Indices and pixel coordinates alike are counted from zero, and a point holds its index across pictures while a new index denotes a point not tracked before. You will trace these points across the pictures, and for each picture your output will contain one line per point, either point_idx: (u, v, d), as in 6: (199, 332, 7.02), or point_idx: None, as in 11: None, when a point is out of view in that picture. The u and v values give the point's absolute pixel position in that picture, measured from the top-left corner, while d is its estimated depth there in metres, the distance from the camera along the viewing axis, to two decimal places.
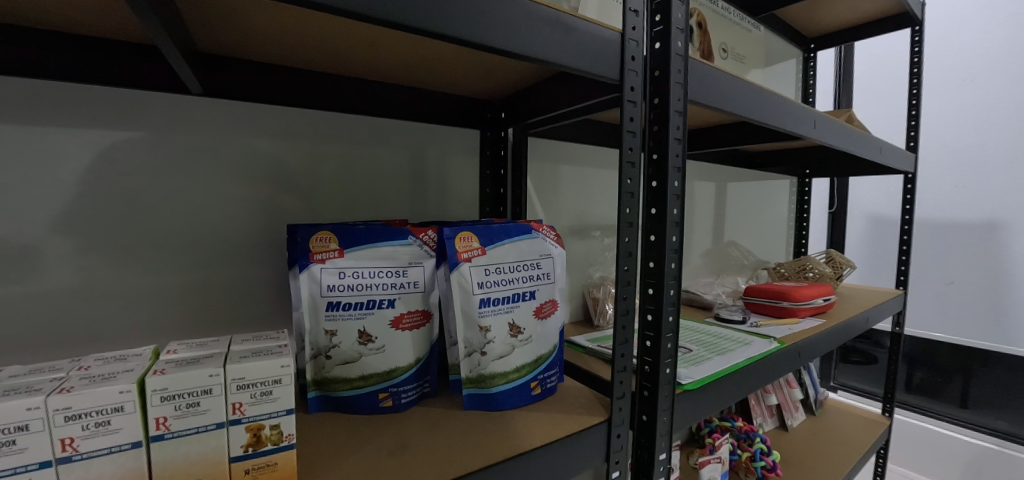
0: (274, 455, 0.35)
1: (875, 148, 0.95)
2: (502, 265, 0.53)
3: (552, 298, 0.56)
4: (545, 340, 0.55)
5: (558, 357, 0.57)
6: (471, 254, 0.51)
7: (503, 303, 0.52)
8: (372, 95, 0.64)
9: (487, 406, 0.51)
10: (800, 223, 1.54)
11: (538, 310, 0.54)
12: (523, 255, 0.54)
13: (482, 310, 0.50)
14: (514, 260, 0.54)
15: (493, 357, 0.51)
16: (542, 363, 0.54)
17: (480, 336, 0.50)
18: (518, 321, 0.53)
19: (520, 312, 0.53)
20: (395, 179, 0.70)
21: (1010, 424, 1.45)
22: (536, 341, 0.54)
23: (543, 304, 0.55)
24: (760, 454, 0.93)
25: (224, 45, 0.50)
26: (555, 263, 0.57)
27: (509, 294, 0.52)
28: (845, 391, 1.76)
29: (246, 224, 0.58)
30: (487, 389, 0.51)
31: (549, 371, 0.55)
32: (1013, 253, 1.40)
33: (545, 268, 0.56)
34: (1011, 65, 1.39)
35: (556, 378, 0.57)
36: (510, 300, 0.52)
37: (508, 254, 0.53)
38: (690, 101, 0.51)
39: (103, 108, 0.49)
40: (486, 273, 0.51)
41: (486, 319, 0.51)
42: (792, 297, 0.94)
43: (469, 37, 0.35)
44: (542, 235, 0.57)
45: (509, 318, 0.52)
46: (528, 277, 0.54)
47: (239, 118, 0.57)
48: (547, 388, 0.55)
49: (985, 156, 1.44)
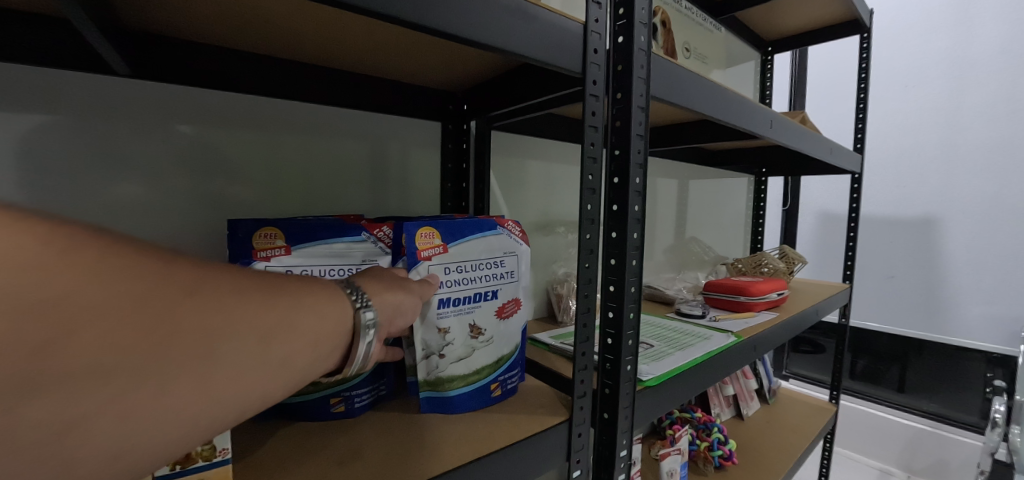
0: (207, 471, 0.34)
1: (827, 149, 0.99)
2: (464, 264, 0.51)
3: (515, 297, 0.55)
4: (507, 341, 0.53)
5: (520, 358, 0.56)
6: (432, 252, 0.48)
7: (463, 304, 0.50)
8: (325, 82, 0.60)
9: (443, 409, 0.49)
10: (756, 219, 1.59)
11: (501, 310, 0.53)
12: (488, 253, 0.53)
13: (442, 311, 0.48)
14: (477, 257, 0.52)
15: (452, 360, 0.49)
16: (503, 365, 0.53)
17: (439, 338, 0.48)
18: (479, 321, 0.51)
19: (481, 312, 0.51)
20: (351, 171, 0.67)
21: (942, 407, 1.57)
22: (497, 341, 0.52)
23: (506, 303, 0.54)
24: (718, 443, 0.97)
25: (156, 23, 0.45)
26: (519, 262, 0.56)
27: (470, 294, 0.51)
28: (795, 380, 1.86)
29: (186, 219, 0.54)
30: (443, 392, 0.49)
31: (511, 372, 0.54)
32: (945, 249, 1.51)
33: (508, 267, 0.55)
34: (947, 74, 1.48)
35: (517, 379, 0.56)
36: (471, 300, 0.51)
37: (471, 252, 0.51)
38: (653, 97, 0.51)
39: (10, 87, 0.44)
40: (447, 272, 0.49)
41: (446, 320, 0.48)
42: (747, 292, 0.97)
43: (417, 20, 0.33)
44: (507, 231, 0.55)
45: (469, 319, 0.50)
46: (491, 276, 0.53)
47: (176, 104, 0.52)
48: (507, 390, 0.54)
49: (923, 158, 1.54)
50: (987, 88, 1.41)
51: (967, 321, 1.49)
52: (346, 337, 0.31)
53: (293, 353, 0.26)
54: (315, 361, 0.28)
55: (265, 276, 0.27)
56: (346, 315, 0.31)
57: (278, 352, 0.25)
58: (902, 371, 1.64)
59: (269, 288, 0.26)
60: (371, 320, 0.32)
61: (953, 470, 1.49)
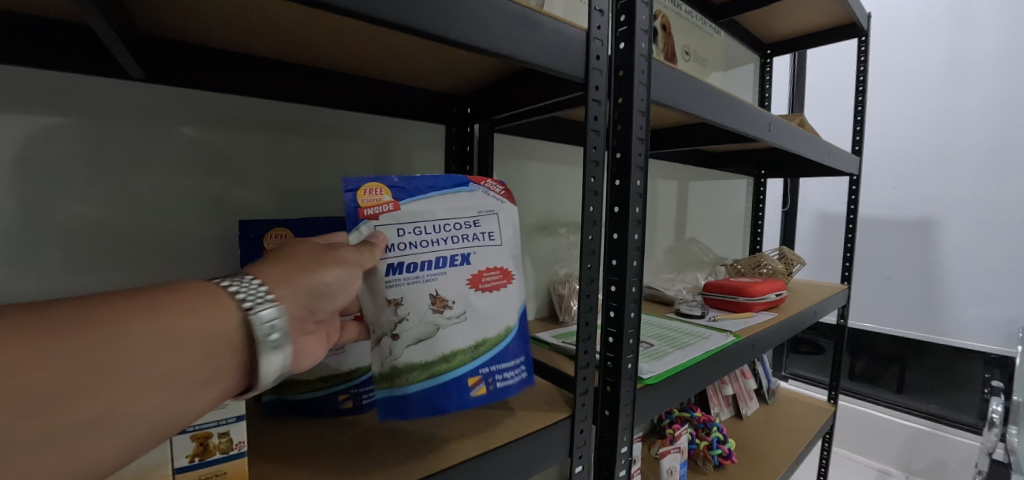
0: (224, 464, 0.35)
1: (825, 151, 1.00)
2: (421, 224, 0.46)
3: (497, 266, 0.49)
4: (488, 322, 0.47)
5: (511, 350, 0.48)
6: (378, 210, 0.45)
7: (421, 271, 0.45)
8: (330, 86, 0.62)
9: (399, 412, 0.42)
10: (756, 220, 1.61)
11: (475, 279, 0.47)
12: (450, 212, 0.48)
13: (392, 279, 0.43)
14: (441, 219, 0.47)
15: (406, 341, 0.43)
16: (485, 355, 0.46)
17: (390, 314, 0.43)
18: (443, 292, 0.45)
19: (445, 280, 0.45)
20: (356, 173, 0.68)
21: (941, 408, 1.59)
22: (473, 321, 0.46)
23: (483, 271, 0.48)
24: (717, 442, 0.99)
25: (167, 29, 0.47)
26: (500, 221, 0.51)
27: (430, 259, 0.45)
28: (795, 380, 1.88)
29: (194, 220, 0.55)
30: (399, 388, 0.42)
31: (498, 367, 0.47)
32: (943, 250, 1.52)
33: (485, 227, 0.50)
34: (946, 77, 1.49)
35: (511, 377, 0.47)
36: (432, 267, 0.45)
37: (432, 210, 0.47)
38: (653, 101, 0.52)
39: (26, 91, 0.45)
40: (399, 233, 0.45)
41: (396, 290, 0.43)
42: (746, 293, 0.98)
43: (425, 28, 0.34)
44: (484, 188, 0.52)
45: (429, 290, 0.44)
46: (460, 238, 0.48)
47: (184, 109, 0.53)
48: (494, 389, 0.46)
49: (922, 159, 1.55)
50: (985, 91, 1.42)
51: (965, 321, 1.50)
52: (235, 353, 0.28)
53: (139, 398, 0.23)
54: (181, 390, 0.25)
55: (105, 312, 0.24)
56: (228, 332, 0.28)
57: (115, 402, 0.23)
58: (901, 372, 1.65)
59: (94, 334, 0.22)
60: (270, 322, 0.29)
61: (952, 470, 1.50)
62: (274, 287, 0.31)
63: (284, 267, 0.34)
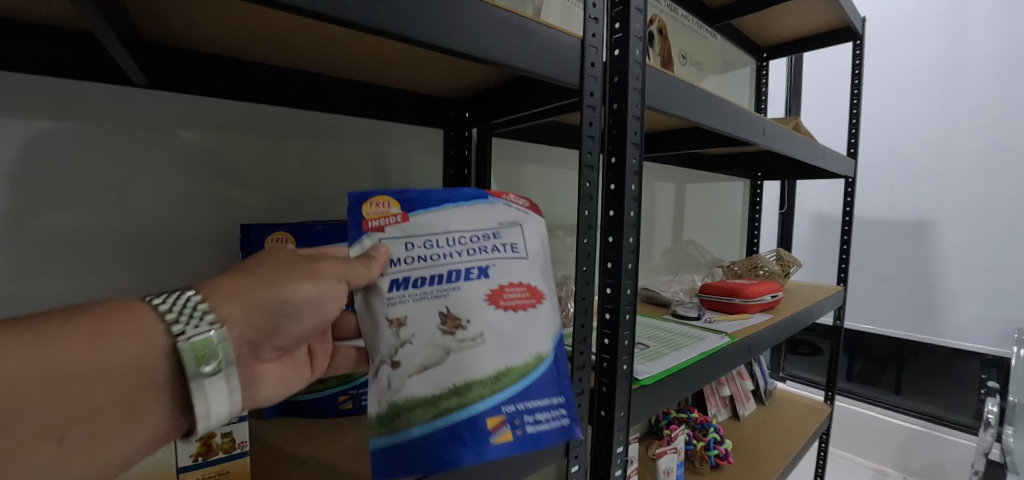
0: (227, 462, 0.36)
1: (819, 153, 1.01)
2: (433, 237, 0.43)
3: (521, 282, 0.44)
4: (512, 349, 0.41)
5: (542, 382, 0.42)
6: (383, 223, 0.43)
7: (430, 286, 0.41)
8: (329, 92, 0.63)
9: (403, 462, 0.36)
10: (752, 222, 1.62)
11: (495, 296, 0.42)
12: (469, 225, 0.45)
13: (394, 297, 0.40)
14: (456, 231, 0.44)
15: (409, 369, 0.38)
16: (511, 387, 0.40)
17: (392, 337, 0.39)
18: (455, 310, 0.40)
19: (456, 297, 0.41)
20: (355, 177, 0.69)
21: (937, 408, 1.59)
22: (494, 343, 0.40)
23: (506, 287, 0.43)
24: (714, 443, 0.99)
25: (169, 36, 0.48)
26: (524, 234, 0.47)
27: (441, 273, 0.41)
28: (792, 381, 1.89)
29: (194, 222, 0.56)
30: (402, 428, 0.37)
31: (527, 403, 0.41)
32: (939, 251, 1.53)
33: (507, 239, 0.46)
34: (940, 79, 1.51)
35: (541, 412, 0.41)
36: (443, 281, 0.41)
37: (444, 222, 0.44)
38: (647, 107, 0.53)
39: (30, 97, 0.46)
40: (406, 247, 0.42)
41: (398, 309, 0.39)
42: (742, 294, 0.99)
43: (421, 38, 0.35)
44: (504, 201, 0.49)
45: (439, 307, 0.40)
46: (477, 251, 0.43)
47: (184, 114, 0.54)
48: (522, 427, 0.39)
49: (917, 161, 1.56)
50: (978, 93, 1.44)
51: (961, 322, 1.51)
52: (161, 383, 0.27)
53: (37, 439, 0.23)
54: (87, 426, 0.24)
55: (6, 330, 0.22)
56: (150, 359, 0.27)
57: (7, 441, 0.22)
58: (898, 372, 1.66)
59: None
60: (203, 348, 0.27)
61: (949, 470, 1.51)
62: (216, 305, 0.30)
63: (239, 284, 0.32)
